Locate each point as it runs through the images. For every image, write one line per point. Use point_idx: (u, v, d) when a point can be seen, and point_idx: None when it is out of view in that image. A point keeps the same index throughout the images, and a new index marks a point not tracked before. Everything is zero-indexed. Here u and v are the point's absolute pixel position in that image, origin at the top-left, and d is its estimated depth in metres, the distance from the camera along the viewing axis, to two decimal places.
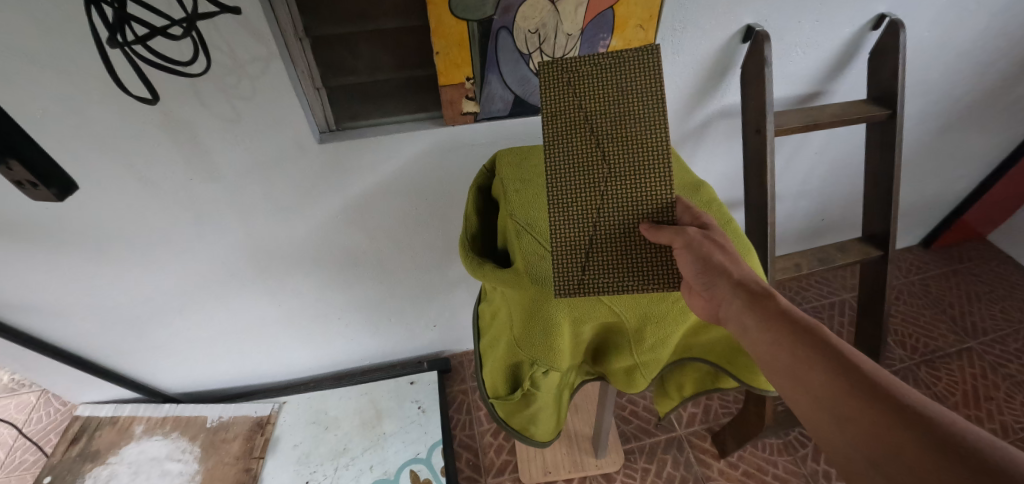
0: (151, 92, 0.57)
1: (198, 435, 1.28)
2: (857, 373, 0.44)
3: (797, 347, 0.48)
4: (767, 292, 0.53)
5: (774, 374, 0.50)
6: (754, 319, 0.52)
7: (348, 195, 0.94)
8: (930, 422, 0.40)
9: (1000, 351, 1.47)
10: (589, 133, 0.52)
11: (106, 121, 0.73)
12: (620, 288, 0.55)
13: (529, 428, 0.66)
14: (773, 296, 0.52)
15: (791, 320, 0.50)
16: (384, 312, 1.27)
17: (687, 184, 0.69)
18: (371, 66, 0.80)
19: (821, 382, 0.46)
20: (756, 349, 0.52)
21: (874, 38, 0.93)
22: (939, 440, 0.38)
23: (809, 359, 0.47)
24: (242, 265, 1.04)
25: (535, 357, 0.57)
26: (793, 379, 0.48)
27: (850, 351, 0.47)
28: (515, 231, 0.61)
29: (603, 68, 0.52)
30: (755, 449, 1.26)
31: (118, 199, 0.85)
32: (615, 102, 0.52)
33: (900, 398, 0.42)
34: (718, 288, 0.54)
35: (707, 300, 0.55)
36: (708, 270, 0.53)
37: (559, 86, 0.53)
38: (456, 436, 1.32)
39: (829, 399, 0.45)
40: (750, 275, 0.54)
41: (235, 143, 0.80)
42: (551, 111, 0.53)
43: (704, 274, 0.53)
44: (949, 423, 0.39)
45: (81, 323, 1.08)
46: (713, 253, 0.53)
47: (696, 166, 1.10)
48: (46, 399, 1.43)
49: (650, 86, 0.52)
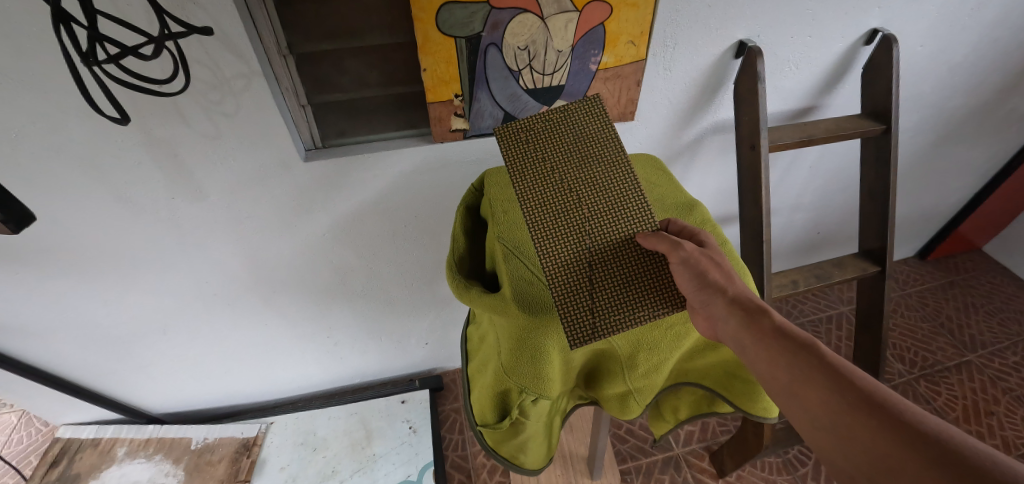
0: (122, 112, 0.54)
1: (182, 457, 1.24)
2: (854, 390, 0.43)
3: (794, 366, 0.46)
4: (761, 309, 0.51)
5: (777, 397, 0.47)
6: (752, 340, 0.49)
7: (336, 212, 0.92)
8: (929, 437, 0.38)
9: (999, 364, 1.46)
10: (558, 171, 0.53)
11: (83, 140, 0.71)
12: (629, 320, 0.52)
13: (519, 456, 0.65)
14: (768, 314, 0.50)
15: (788, 338, 0.48)
16: (375, 330, 1.25)
17: (680, 203, 0.67)
18: (358, 83, 0.78)
19: (821, 401, 0.43)
20: (757, 372, 0.49)
21: (867, 53, 0.93)
22: (939, 455, 0.36)
23: (807, 377, 0.45)
24: (227, 284, 1.02)
25: (524, 385, 0.54)
26: (792, 401, 0.46)
27: (847, 367, 0.45)
28: (503, 258, 0.59)
29: (557, 120, 0.55)
30: (753, 469, 1.23)
31: (96, 218, 0.82)
32: (575, 141, 0.55)
33: (901, 414, 0.40)
34: (714, 307, 0.51)
35: (707, 320, 0.52)
36: (704, 287, 0.50)
37: (520, 140, 0.55)
38: (448, 456, 1.28)
39: (830, 418, 0.42)
40: (745, 292, 0.52)
41: (217, 162, 0.78)
42: (517, 160, 0.54)
43: (700, 293, 0.51)
44: (949, 441, 0.37)
45: (60, 344, 1.05)
46: (709, 271, 0.51)
47: (690, 181, 1.08)
48: (27, 420, 1.39)
49: (602, 124, 0.55)
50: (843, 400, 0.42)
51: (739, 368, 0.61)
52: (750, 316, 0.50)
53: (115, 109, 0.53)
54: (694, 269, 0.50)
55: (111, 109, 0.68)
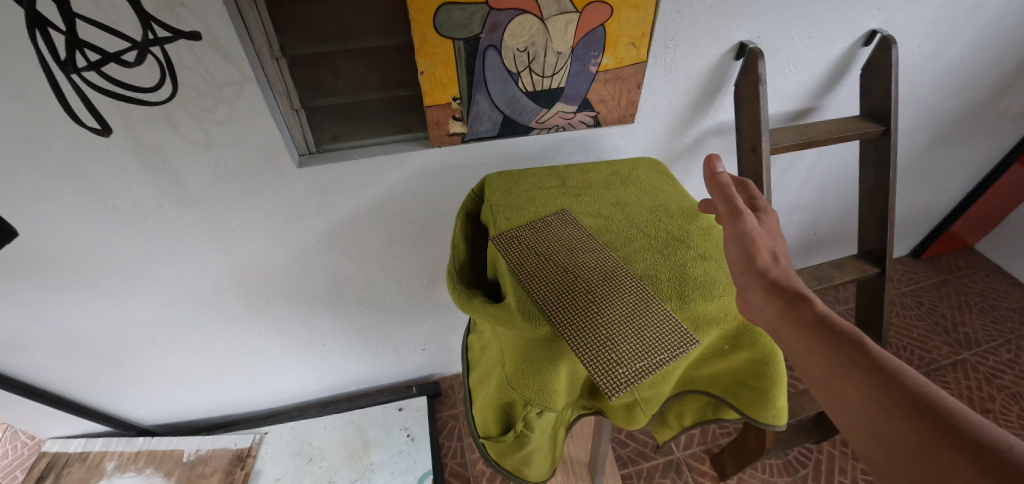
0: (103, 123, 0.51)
1: (173, 470, 1.21)
2: (902, 392, 0.39)
3: (835, 361, 0.43)
4: (804, 295, 0.47)
5: (818, 392, 0.44)
6: (790, 328, 0.46)
7: (330, 219, 0.90)
8: (988, 450, 0.33)
9: (994, 362, 1.47)
10: None
11: (68, 148, 0.68)
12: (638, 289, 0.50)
13: (523, 469, 0.64)
14: (811, 301, 0.46)
15: (831, 328, 0.44)
16: (371, 337, 1.22)
17: (686, 209, 0.64)
18: (353, 86, 0.76)
19: (863, 400, 0.40)
20: (798, 366, 0.46)
21: (866, 54, 0.93)
22: (999, 470, 0.32)
23: (847, 372, 0.42)
24: (220, 294, 0.99)
25: (528, 397, 0.52)
26: (835, 399, 0.42)
27: (897, 365, 0.41)
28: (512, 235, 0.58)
29: None
30: (754, 471, 1.22)
31: (82, 228, 0.79)
32: None
33: (957, 423, 0.36)
34: (753, 290, 0.49)
35: (747, 306, 0.50)
36: (749, 263, 0.49)
37: None
38: (447, 464, 1.26)
39: (874, 420, 0.39)
40: (792, 276, 0.49)
41: (208, 170, 0.76)
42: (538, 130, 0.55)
43: (744, 270, 0.49)
44: (1012, 453, 0.33)
45: (45, 357, 1.01)
46: (761, 249, 0.49)
47: (690, 183, 1.07)
48: (12, 434, 1.34)
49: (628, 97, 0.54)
50: (889, 403, 0.39)
51: (748, 376, 0.59)
52: (790, 304, 0.47)
53: (95, 119, 0.51)
54: (745, 246, 0.49)
55: (92, 120, 0.65)
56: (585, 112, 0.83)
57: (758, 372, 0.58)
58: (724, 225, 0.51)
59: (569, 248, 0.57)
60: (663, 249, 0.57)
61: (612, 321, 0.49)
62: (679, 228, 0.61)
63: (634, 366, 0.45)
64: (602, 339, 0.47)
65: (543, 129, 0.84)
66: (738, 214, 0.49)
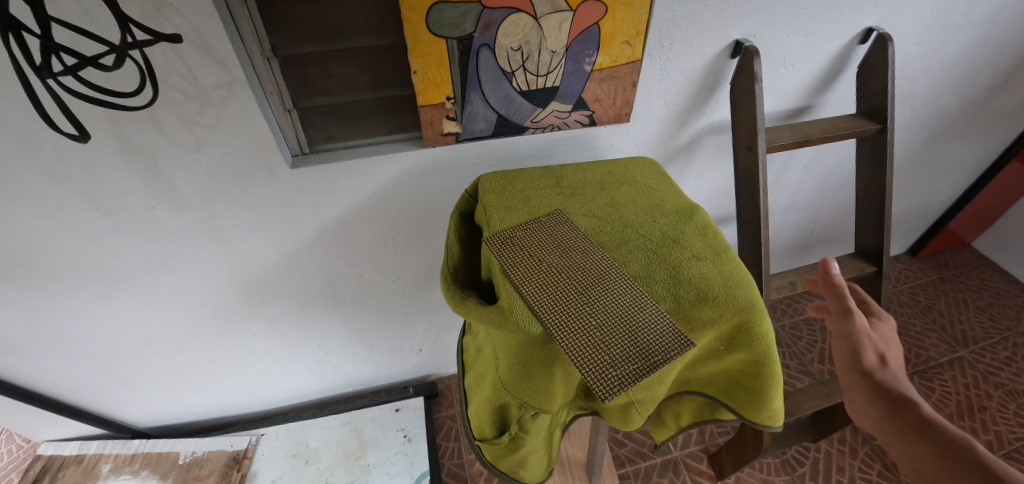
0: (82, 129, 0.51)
1: (169, 472, 1.20)
2: None
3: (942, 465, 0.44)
4: (911, 400, 0.50)
5: None
6: (898, 430, 0.49)
7: (324, 219, 0.89)
8: None
9: (991, 359, 1.47)
10: None
11: (56, 150, 0.67)
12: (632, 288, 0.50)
13: (519, 471, 0.64)
14: (920, 406, 0.49)
15: (938, 433, 0.46)
16: (368, 337, 1.22)
17: (681, 209, 0.63)
18: (346, 86, 0.75)
19: None
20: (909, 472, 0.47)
21: (862, 52, 0.92)
22: None
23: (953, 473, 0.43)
24: (214, 296, 0.99)
25: (523, 400, 0.52)
26: None
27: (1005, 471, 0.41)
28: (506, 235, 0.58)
29: None
30: (752, 470, 1.22)
31: (72, 231, 0.78)
32: None
33: None
34: (858, 389, 0.53)
35: (857, 407, 0.53)
36: (856, 362, 0.54)
37: None
38: (444, 464, 1.26)
39: None
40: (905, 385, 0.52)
41: (199, 173, 0.76)
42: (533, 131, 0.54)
43: (853, 371, 0.54)
44: None
45: (38, 360, 1.00)
46: (869, 353, 0.54)
47: (686, 182, 1.07)
48: (6, 437, 1.33)
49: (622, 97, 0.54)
50: None
51: (745, 377, 0.59)
52: (896, 408, 0.50)
53: (71, 124, 0.50)
54: (851, 344, 0.54)
55: (67, 124, 0.64)
56: (580, 111, 0.82)
57: (754, 373, 0.57)
58: (834, 324, 0.57)
59: (563, 249, 0.57)
60: (658, 250, 0.57)
61: (607, 323, 0.48)
62: (673, 228, 0.60)
63: (628, 368, 0.45)
64: (596, 341, 0.47)
65: (538, 129, 0.83)
66: (847, 313, 0.55)
